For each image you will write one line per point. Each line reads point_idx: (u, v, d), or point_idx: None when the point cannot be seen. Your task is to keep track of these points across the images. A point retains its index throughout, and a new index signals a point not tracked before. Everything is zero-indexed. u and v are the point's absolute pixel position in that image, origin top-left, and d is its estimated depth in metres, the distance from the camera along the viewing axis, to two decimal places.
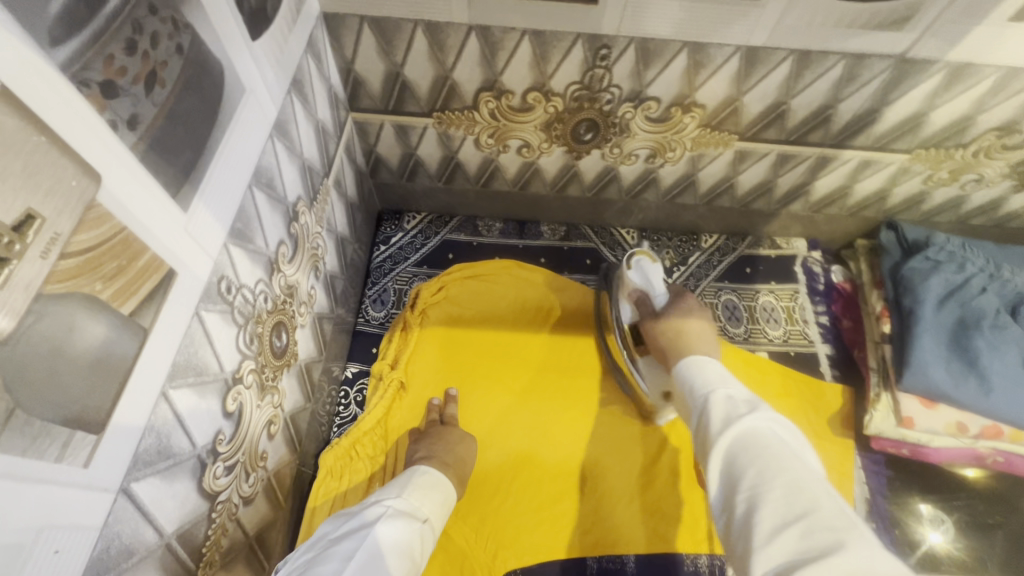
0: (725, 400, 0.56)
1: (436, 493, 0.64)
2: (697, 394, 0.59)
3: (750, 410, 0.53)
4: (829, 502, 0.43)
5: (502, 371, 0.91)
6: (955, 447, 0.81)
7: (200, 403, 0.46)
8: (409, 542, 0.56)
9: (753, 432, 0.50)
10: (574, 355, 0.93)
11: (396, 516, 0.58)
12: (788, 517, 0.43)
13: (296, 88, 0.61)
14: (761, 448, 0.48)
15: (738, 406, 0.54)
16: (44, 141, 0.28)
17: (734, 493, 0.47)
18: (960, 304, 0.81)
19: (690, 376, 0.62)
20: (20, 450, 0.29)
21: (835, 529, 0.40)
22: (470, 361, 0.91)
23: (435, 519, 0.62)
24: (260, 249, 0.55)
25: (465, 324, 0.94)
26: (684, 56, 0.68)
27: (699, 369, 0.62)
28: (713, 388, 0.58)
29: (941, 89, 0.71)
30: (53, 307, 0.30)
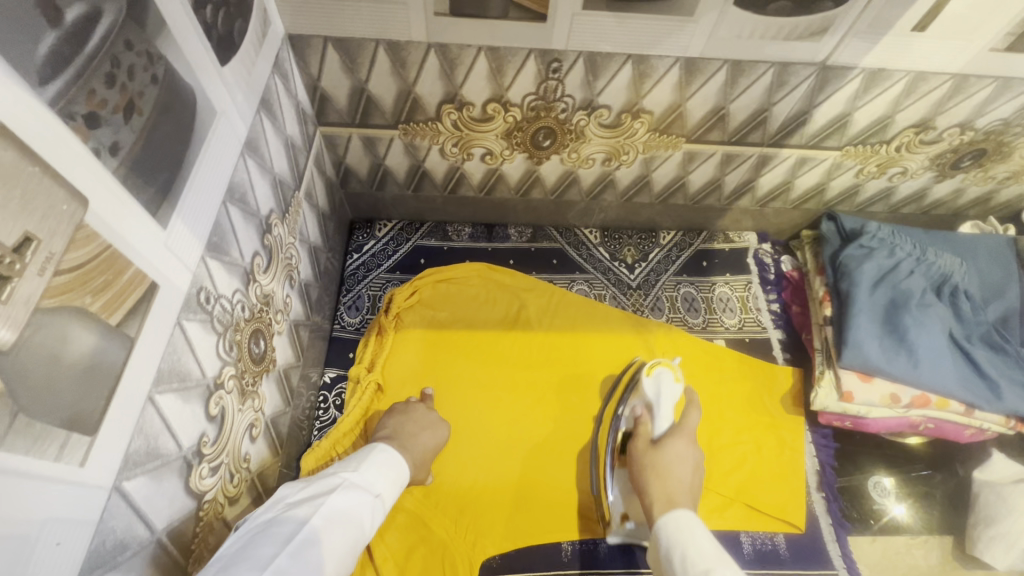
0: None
1: (390, 472, 0.67)
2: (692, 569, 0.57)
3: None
4: None
5: (478, 371, 0.95)
6: (890, 417, 0.88)
7: (185, 407, 0.49)
8: (360, 515, 0.59)
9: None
10: (539, 353, 0.98)
11: (351, 489, 0.61)
12: None
13: (265, 106, 0.65)
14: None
15: None
16: (37, 171, 0.31)
17: None
18: (890, 286, 0.89)
19: (677, 543, 0.62)
20: (23, 450, 0.32)
21: None
22: (447, 362, 0.95)
23: (387, 494, 0.65)
24: (236, 261, 0.58)
25: (439, 327, 0.98)
26: (629, 67, 0.74)
27: (686, 540, 0.61)
28: (710, 567, 0.57)
29: (861, 92, 0.78)
30: (48, 320, 0.33)
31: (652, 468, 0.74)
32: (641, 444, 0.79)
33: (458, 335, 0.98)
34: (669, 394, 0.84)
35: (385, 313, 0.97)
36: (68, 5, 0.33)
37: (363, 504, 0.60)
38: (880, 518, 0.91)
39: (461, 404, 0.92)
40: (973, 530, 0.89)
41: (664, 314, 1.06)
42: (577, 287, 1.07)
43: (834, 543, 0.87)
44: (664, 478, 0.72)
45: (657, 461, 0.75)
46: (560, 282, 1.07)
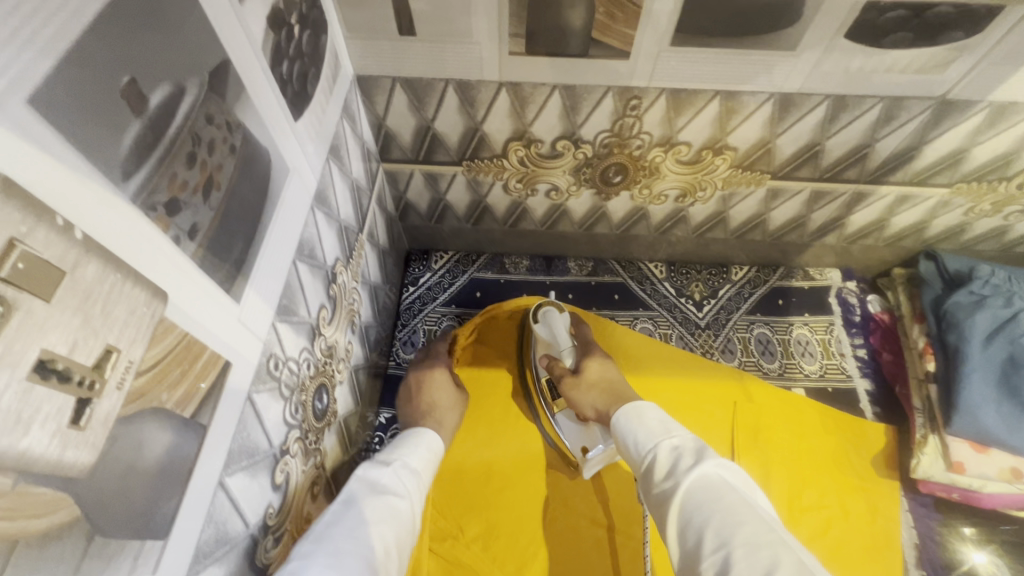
0: (672, 451, 0.57)
1: (419, 450, 0.65)
2: (642, 448, 0.60)
3: (697, 460, 0.54)
4: (756, 518, 0.47)
5: (527, 411, 0.90)
6: (1010, 493, 0.78)
7: (253, 482, 0.47)
8: (386, 483, 0.57)
9: (703, 487, 0.51)
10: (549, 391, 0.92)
11: (369, 467, 0.58)
12: (722, 543, 0.46)
13: (334, 153, 0.62)
14: (715, 499, 0.50)
15: (683, 457, 0.55)
16: (119, 277, 0.28)
17: (704, 550, 0.47)
18: (1009, 340, 0.77)
19: (628, 429, 0.63)
20: (99, 572, 0.29)
21: (767, 546, 0.45)
22: (493, 404, 0.91)
23: (407, 456, 0.62)
24: (303, 318, 0.56)
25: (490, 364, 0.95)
26: (717, 102, 0.68)
27: (636, 422, 0.63)
28: (658, 441, 0.59)
29: (984, 127, 0.69)
30: (124, 429, 0.30)
31: (589, 389, 0.75)
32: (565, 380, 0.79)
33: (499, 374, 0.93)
34: (561, 325, 0.86)
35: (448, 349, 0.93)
36: (152, 89, 0.31)
37: (387, 471, 0.58)
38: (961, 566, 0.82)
39: (509, 449, 0.86)
40: None
41: (736, 357, 0.98)
42: (640, 325, 1.02)
43: None
44: (605, 389, 0.74)
45: (586, 380, 0.77)
46: (622, 320, 1.02)
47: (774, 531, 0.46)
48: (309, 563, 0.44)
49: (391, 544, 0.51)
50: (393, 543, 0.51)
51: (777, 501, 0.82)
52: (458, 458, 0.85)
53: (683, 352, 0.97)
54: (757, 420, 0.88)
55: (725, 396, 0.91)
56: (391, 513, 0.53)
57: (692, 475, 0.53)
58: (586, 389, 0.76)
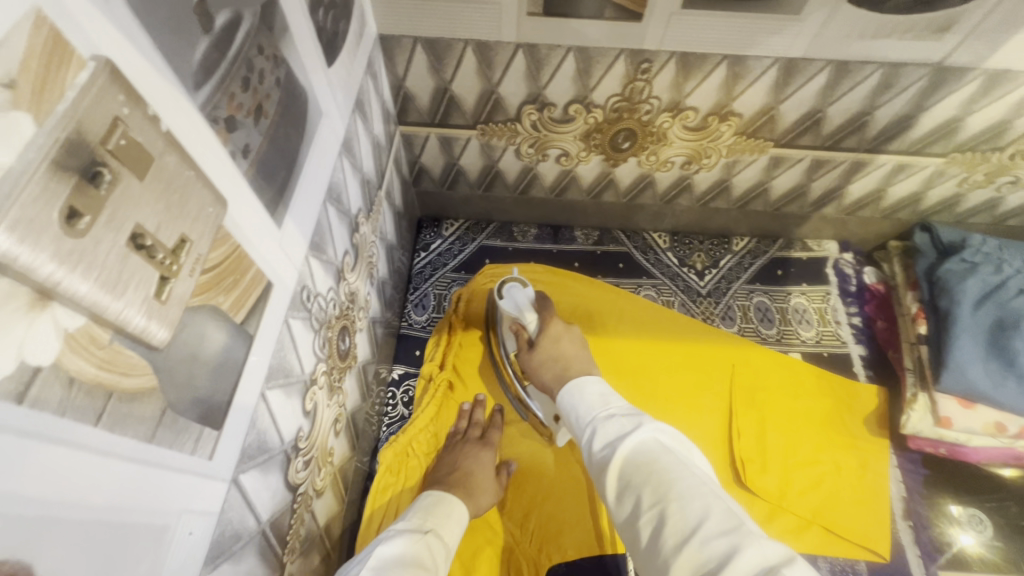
0: (609, 423, 0.56)
1: (452, 522, 0.68)
2: (584, 421, 0.60)
3: (635, 426, 0.54)
4: (689, 474, 0.49)
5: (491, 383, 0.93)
6: (994, 447, 0.81)
7: (288, 401, 0.50)
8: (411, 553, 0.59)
9: (639, 453, 0.52)
10: None
11: (396, 537, 0.62)
12: (658, 501, 0.48)
13: (359, 107, 0.65)
14: (651, 462, 0.50)
15: (623, 424, 0.56)
16: (192, 175, 0.31)
17: (642, 511, 0.49)
18: (998, 304, 0.82)
19: (572, 404, 0.63)
20: (168, 444, 0.33)
21: (697, 498, 0.46)
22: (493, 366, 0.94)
23: (438, 526, 0.66)
24: (331, 258, 0.59)
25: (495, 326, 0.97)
26: (723, 68, 0.71)
27: (579, 396, 0.62)
28: (597, 415, 0.58)
29: (978, 95, 0.72)
30: (191, 318, 0.34)
31: (544, 361, 0.75)
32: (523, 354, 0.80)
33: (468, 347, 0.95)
34: (524, 298, 0.85)
35: (441, 330, 0.98)
36: (218, 10, 0.34)
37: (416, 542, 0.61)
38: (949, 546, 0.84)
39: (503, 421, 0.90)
40: None
41: (736, 324, 1.02)
42: (643, 292, 1.05)
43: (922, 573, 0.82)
44: (555, 363, 0.73)
45: (540, 356, 0.76)
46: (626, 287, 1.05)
47: (705, 484, 0.48)
48: None
49: None
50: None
51: (773, 458, 0.86)
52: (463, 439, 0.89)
53: (687, 319, 1.01)
54: (752, 383, 0.93)
55: (656, 362, 0.95)
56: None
57: (628, 442, 0.53)
58: (539, 363, 0.76)
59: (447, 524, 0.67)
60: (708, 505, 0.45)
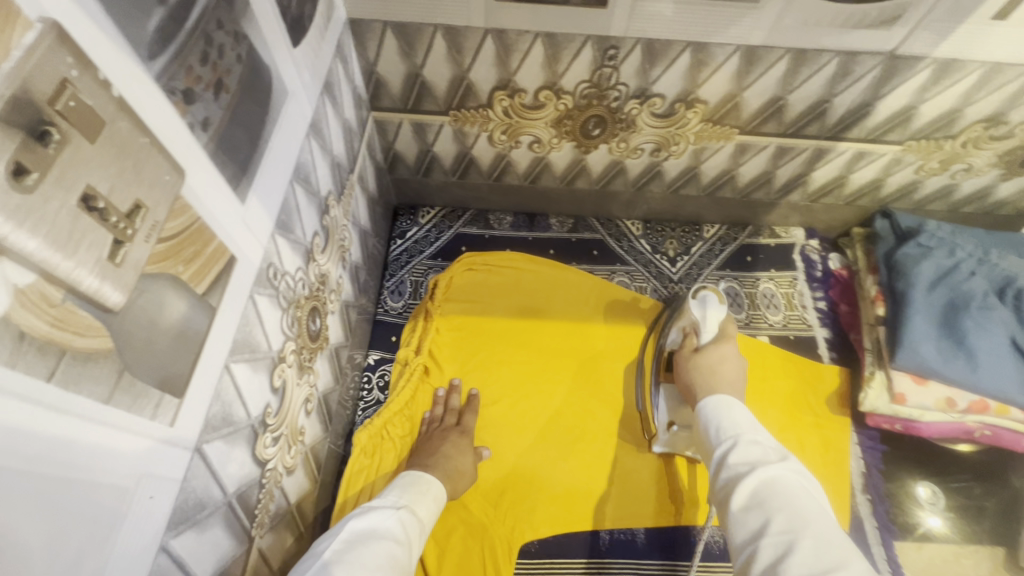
0: (752, 446, 0.59)
1: (427, 499, 0.70)
2: (724, 435, 0.62)
3: (779, 458, 0.56)
4: (828, 522, 0.50)
5: (587, 371, 0.96)
6: (944, 422, 0.85)
7: (254, 376, 0.51)
8: (387, 527, 0.61)
9: (780, 479, 0.53)
10: (595, 349, 0.98)
11: (372, 512, 0.62)
12: (790, 530, 0.49)
13: (328, 89, 0.66)
14: (792, 494, 0.52)
15: (768, 453, 0.57)
16: (147, 142, 0.32)
17: (767, 534, 0.50)
18: (950, 286, 0.86)
19: (713, 415, 0.66)
20: (126, 407, 0.33)
21: (837, 545, 0.47)
22: (555, 358, 0.97)
23: (415, 505, 0.67)
24: (299, 239, 0.60)
25: (532, 322, 0.99)
26: (688, 55, 0.73)
27: (725, 411, 0.65)
28: (740, 434, 0.61)
29: (929, 84, 0.75)
30: (148, 285, 0.34)
31: (697, 369, 0.77)
32: (684, 353, 0.82)
33: (499, 333, 0.98)
34: (716, 314, 0.81)
35: (418, 316, 0.99)
36: None
37: (390, 516, 0.62)
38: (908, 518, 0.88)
39: (612, 411, 0.93)
40: None
41: None
42: (617, 278, 1.06)
43: (879, 546, 0.85)
44: (706, 377, 0.75)
45: (701, 363, 0.78)
46: (600, 273, 1.06)
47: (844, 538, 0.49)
48: None
49: None
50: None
51: None
52: (545, 419, 0.92)
53: (658, 304, 1.02)
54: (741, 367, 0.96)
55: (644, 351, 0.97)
56: (393, 559, 0.56)
57: (771, 469, 0.55)
58: (692, 368, 0.78)
59: (424, 501, 0.69)
60: (848, 557, 0.46)
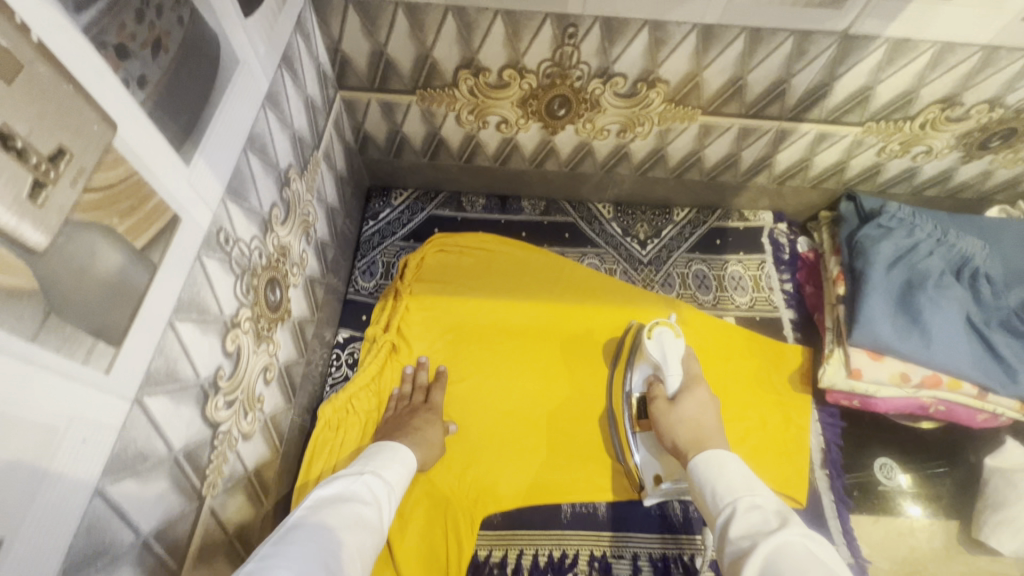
0: (751, 511, 0.56)
1: (394, 465, 0.70)
2: (720, 501, 0.60)
3: (780, 524, 0.53)
4: None
5: (562, 367, 0.96)
6: (899, 397, 0.86)
7: (203, 338, 0.52)
8: (353, 491, 0.61)
9: (784, 548, 0.50)
10: (569, 346, 0.97)
11: (339, 481, 0.62)
12: None
13: (287, 63, 0.67)
14: (799, 565, 0.48)
15: (768, 521, 0.54)
16: (71, 90, 0.33)
17: None
18: (908, 266, 0.87)
19: (708, 477, 0.64)
20: (53, 348, 0.34)
21: None
22: (528, 353, 0.97)
23: (382, 471, 0.67)
24: (254, 207, 0.61)
25: (506, 315, 0.99)
26: (646, 33, 0.74)
27: (716, 473, 0.63)
28: (738, 497, 0.59)
29: (884, 64, 0.77)
30: (77, 233, 0.35)
31: (676, 422, 0.74)
32: (659, 405, 0.78)
33: (470, 313, 0.99)
34: (674, 350, 0.82)
35: (388, 296, 1.00)
36: None
37: (357, 482, 0.62)
38: (865, 491, 0.90)
39: (586, 404, 0.93)
40: (981, 515, 0.86)
41: (674, 290, 1.05)
42: (587, 261, 1.07)
43: (836, 519, 0.86)
44: (693, 428, 0.72)
45: (681, 416, 0.74)
46: (570, 255, 1.08)
47: None
48: (271, 561, 0.47)
49: (355, 548, 0.53)
50: (360, 548, 0.54)
51: None
52: (515, 399, 0.93)
53: (627, 285, 1.04)
54: (711, 351, 0.97)
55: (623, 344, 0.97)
56: (359, 521, 0.57)
57: (773, 538, 0.51)
58: (674, 422, 0.74)
59: (391, 467, 0.69)
60: None
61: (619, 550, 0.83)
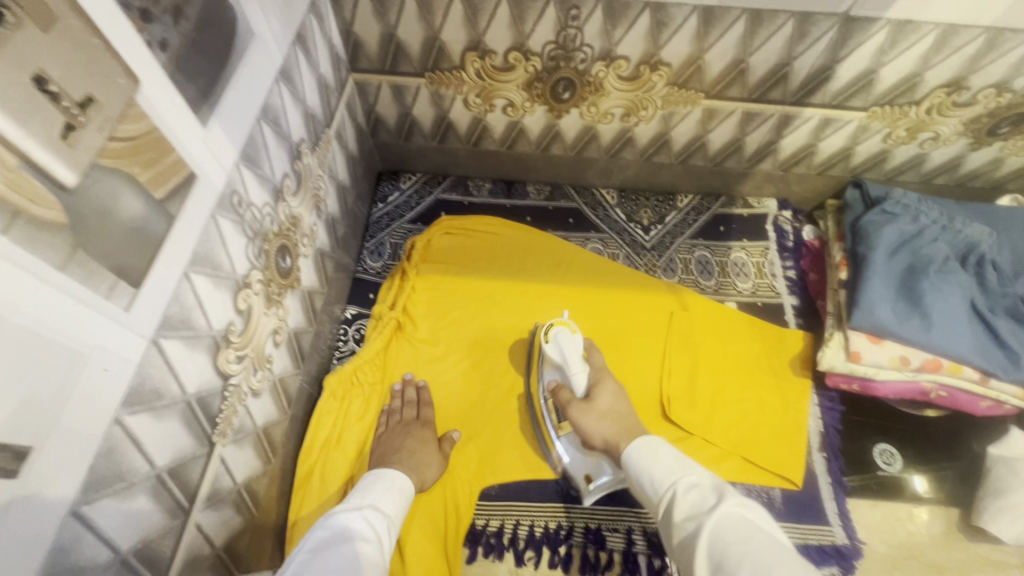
0: (689, 491, 0.57)
1: (391, 494, 0.70)
2: (657, 487, 0.60)
3: (718, 499, 0.54)
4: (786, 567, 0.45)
5: (479, 361, 0.96)
6: (899, 381, 0.86)
7: (216, 292, 0.55)
8: (355, 526, 0.60)
9: (727, 526, 0.51)
10: (489, 340, 0.97)
11: (341, 515, 0.61)
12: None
13: (300, 41, 0.70)
14: (743, 543, 0.49)
15: (706, 496, 0.55)
16: (100, 44, 0.37)
17: None
18: (911, 252, 0.87)
19: (641, 464, 0.63)
20: (80, 280, 0.38)
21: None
22: (449, 346, 0.97)
23: (382, 503, 0.67)
24: (267, 175, 0.64)
25: (484, 300, 1.01)
26: (647, 15, 0.76)
27: (650, 458, 0.63)
28: (676, 480, 0.58)
29: (887, 47, 0.77)
30: (103, 176, 0.39)
31: (599, 418, 0.75)
32: (575, 407, 0.79)
33: (472, 293, 1.01)
34: (572, 349, 0.84)
35: (395, 275, 1.03)
36: None
37: (357, 516, 0.62)
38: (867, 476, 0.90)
39: (500, 401, 0.93)
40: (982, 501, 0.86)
41: (677, 275, 1.06)
42: (590, 245, 1.09)
43: (832, 501, 0.87)
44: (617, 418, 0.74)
45: (597, 411, 0.76)
46: (574, 239, 1.10)
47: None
48: None
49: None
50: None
51: (700, 399, 0.92)
52: (474, 383, 0.94)
53: (631, 270, 1.05)
54: (711, 336, 0.98)
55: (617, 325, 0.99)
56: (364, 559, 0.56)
57: (715, 517, 0.52)
58: (598, 418, 0.76)
59: (387, 496, 0.68)
60: None
61: (613, 525, 0.85)
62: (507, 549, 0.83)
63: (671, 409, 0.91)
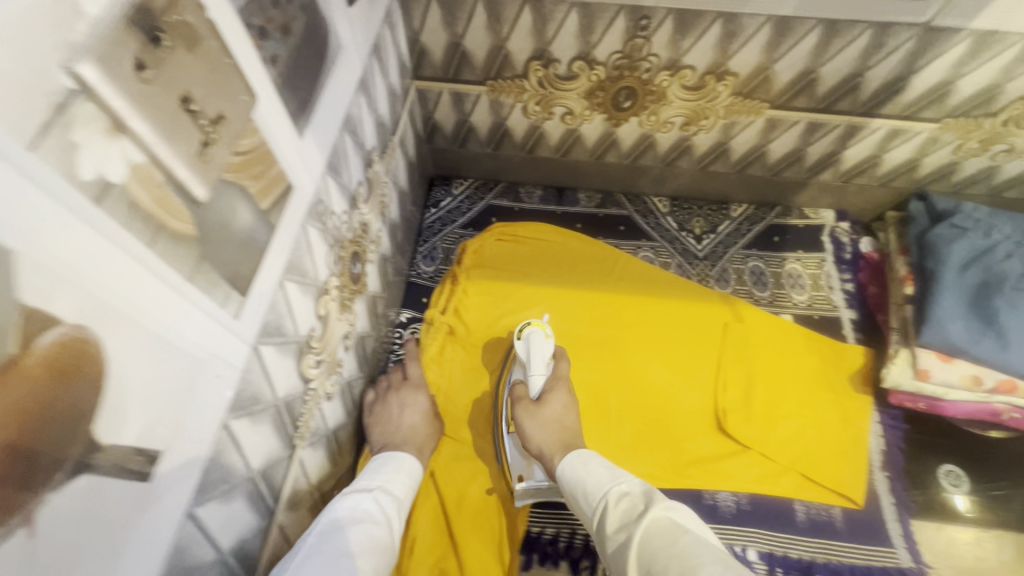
0: (621, 499, 0.58)
1: (400, 475, 0.70)
2: (592, 498, 0.61)
3: (647, 505, 0.55)
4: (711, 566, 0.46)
5: (471, 357, 0.97)
6: (969, 401, 0.84)
7: (303, 299, 0.57)
8: (367, 508, 0.61)
9: (654, 529, 0.52)
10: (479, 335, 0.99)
11: (346, 497, 0.62)
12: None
13: (376, 51, 0.71)
14: (669, 547, 0.49)
15: (636, 503, 0.57)
16: (231, 63, 0.38)
17: None
18: (984, 268, 0.84)
19: (578, 476, 0.65)
20: (205, 289, 0.39)
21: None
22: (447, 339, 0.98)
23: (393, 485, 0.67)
24: (346, 183, 0.66)
25: (532, 306, 1.01)
26: (718, 26, 0.75)
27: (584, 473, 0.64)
28: (606, 490, 0.60)
29: (967, 58, 0.75)
30: (224, 189, 0.40)
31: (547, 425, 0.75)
32: (526, 407, 0.78)
33: (525, 298, 1.02)
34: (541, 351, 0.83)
35: (448, 280, 1.05)
36: None
37: (365, 497, 0.63)
38: (930, 496, 0.87)
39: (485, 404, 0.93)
40: None
41: (730, 286, 1.05)
42: (641, 253, 1.09)
43: (896, 522, 0.84)
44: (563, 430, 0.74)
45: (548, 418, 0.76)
46: (624, 248, 1.09)
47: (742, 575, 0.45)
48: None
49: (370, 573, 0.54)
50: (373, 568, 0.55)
51: (756, 411, 0.91)
52: (457, 378, 0.95)
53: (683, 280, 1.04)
54: (769, 349, 0.96)
55: (668, 334, 0.99)
56: (368, 542, 0.57)
57: (641, 523, 0.53)
58: (541, 424, 0.76)
59: (397, 479, 0.69)
60: None
61: None
62: (563, 559, 0.82)
63: (727, 421, 0.90)
